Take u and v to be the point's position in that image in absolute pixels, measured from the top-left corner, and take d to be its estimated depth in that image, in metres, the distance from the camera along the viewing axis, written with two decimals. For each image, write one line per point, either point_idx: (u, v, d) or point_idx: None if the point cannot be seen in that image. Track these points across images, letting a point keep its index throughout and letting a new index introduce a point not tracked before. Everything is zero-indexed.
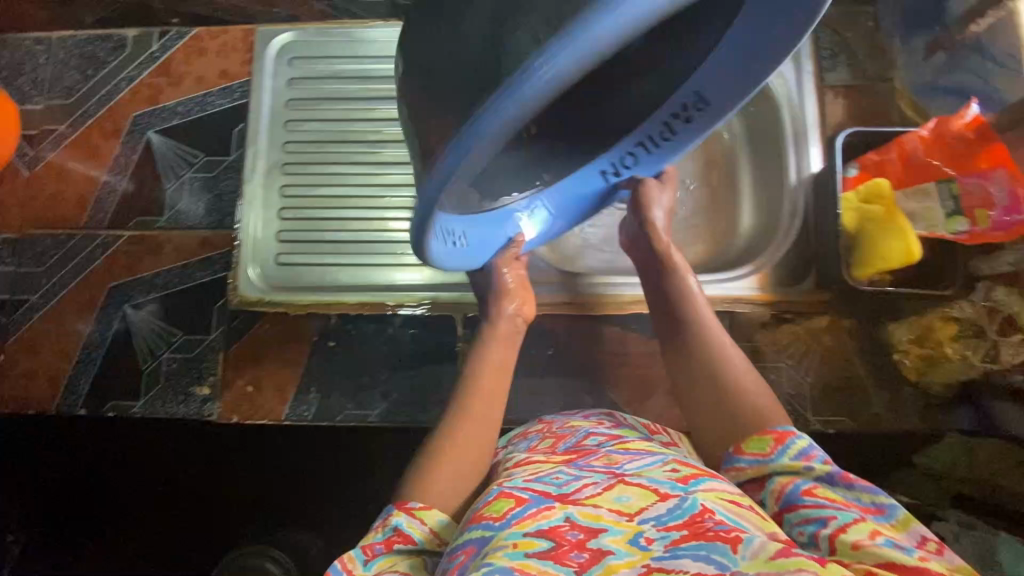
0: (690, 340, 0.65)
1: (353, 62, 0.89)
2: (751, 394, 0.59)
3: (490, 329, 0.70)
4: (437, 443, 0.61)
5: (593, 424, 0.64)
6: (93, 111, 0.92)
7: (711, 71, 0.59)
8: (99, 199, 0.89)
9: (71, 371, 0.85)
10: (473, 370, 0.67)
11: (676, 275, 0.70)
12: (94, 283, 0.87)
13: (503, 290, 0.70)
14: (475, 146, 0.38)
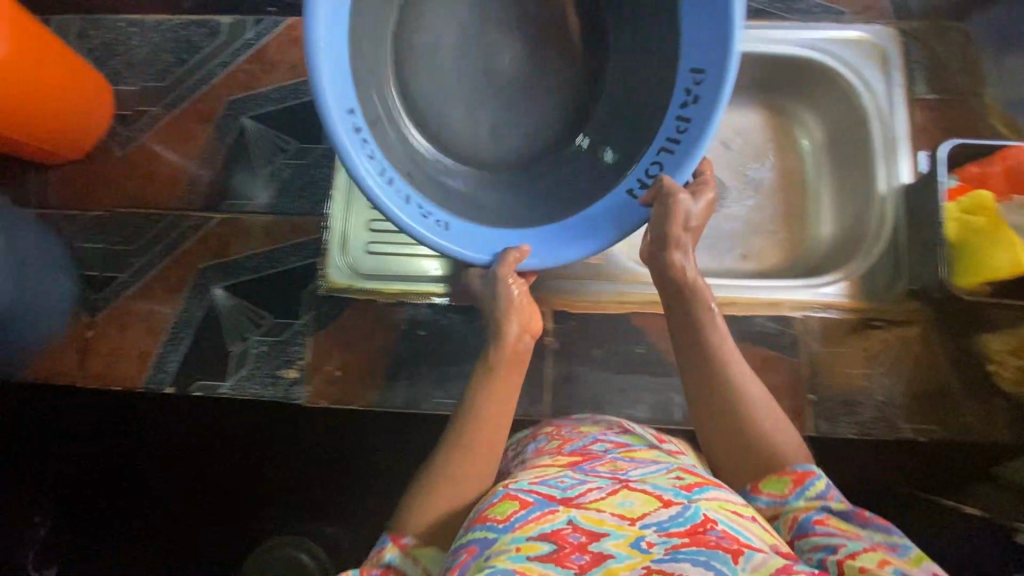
0: (712, 357, 0.62)
1: None
2: (771, 427, 0.60)
3: (500, 348, 0.64)
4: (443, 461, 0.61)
5: (602, 430, 0.66)
6: (187, 94, 0.93)
7: (692, 48, 0.62)
8: (192, 182, 0.90)
9: (161, 349, 0.85)
10: (484, 387, 0.64)
11: (697, 299, 0.63)
12: (184, 263, 0.88)
13: (511, 305, 0.64)
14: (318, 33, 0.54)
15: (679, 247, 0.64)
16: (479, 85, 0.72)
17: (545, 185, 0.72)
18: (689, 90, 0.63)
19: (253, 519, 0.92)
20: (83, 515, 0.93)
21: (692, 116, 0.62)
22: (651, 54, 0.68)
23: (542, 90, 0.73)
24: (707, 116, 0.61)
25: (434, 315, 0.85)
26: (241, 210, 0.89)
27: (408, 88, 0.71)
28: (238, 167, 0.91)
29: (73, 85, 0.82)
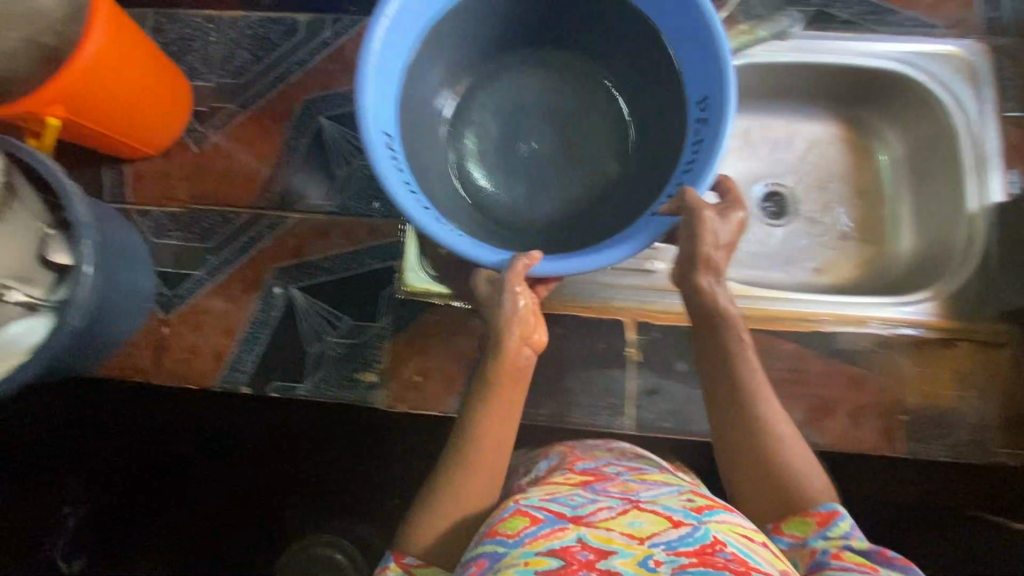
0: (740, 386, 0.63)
1: (512, 55, 0.85)
2: (798, 459, 0.62)
3: (500, 360, 0.63)
4: (455, 471, 0.62)
5: (614, 455, 0.67)
6: (265, 92, 0.93)
7: (693, 84, 0.75)
8: (270, 182, 0.90)
9: (237, 349, 0.85)
10: (486, 401, 0.63)
11: (726, 325, 0.65)
12: (260, 263, 0.87)
13: (515, 316, 0.63)
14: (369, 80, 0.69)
15: (707, 273, 0.67)
16: (518, 152, 0.84)
17: (584, 228, 0.81)
18: (699, 120, 0.74)
19: (273, 515, 0.96)
20: (109, 512, 0.96)
21: (706, 135, 0.71)
22: (660, 102, 0.80)
23: (574, 144, 0.85)
24: (717, 127, 0.70)
25: None
26: (321, 210, 0.89)
27: (455, 151, 0.84)
28: (319, 166, 0.91)
29: (160, 85, 0.82)
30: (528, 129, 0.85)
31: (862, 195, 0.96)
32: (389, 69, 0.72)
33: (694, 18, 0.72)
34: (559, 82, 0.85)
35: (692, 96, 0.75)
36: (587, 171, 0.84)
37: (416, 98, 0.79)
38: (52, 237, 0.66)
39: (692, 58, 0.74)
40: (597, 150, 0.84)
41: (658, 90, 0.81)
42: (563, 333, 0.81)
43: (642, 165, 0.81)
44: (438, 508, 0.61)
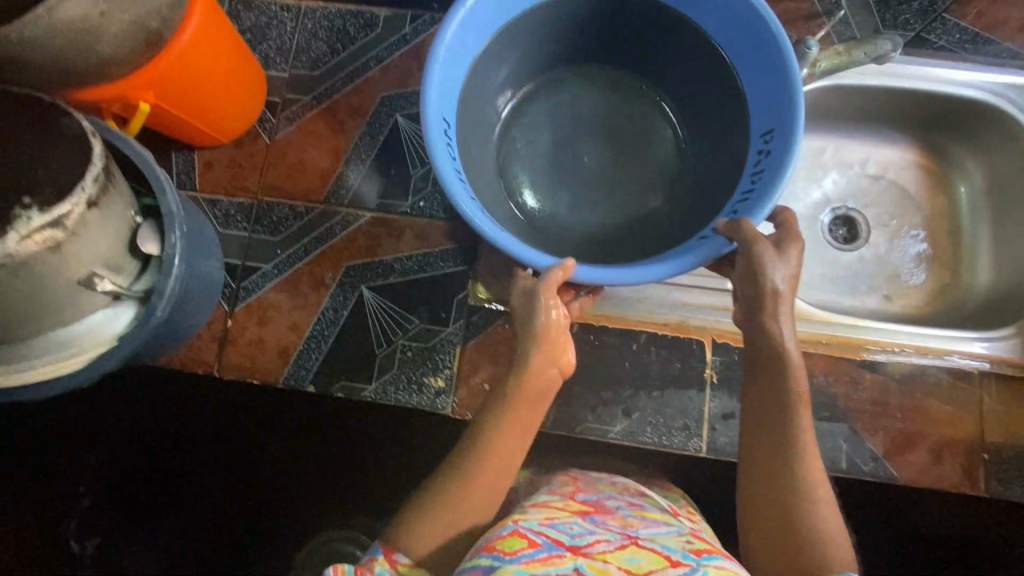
0: (787, 442, 0.60)
1: (580, 69, 0.84)
2: (829, 523, 0.58)
3: (520, 380, 0.61)
4: (469, 483, 0.60)
5: (616, 489, 0.65)
6: (338, 86, 0.91)
7: (760, 106, 0.72)
8: (342, 178, 0.89)
9: (303, 346, 0.83)
10: (504, 418, 0.61)
11: (788, 379, 0.61)
12: (328, 261, 0.86)
13: (544, 337, 0.61)
14: (433, 78, 0.67)
15: (768, 319, 0.61)
16: (574, 164, 0.83)
17: (639, 247, 0.79)
18: (762, 145, 0.71)
19: (282, 515, 0.95)
20: (123, 495, 0.95)
21: (766, 168, 0.68)
22: (722, 124, 0.78)
23: (630, 161, 0.83)
24: (785, 149, 0.66)
25: (587, 335, 0.81)
26: (393, 209, 0.87)
27: (505, 160, 0.83)
28: (387, 167, 0.89)
29: (241, 74, 0.79)
30: (594, 143, 0.83)
31: (936, 229, 0.94)
32: (458, 61, 0.71)
33: (763, 37, 0.69)
34: (624, 98, 0.84)
35: (757, 126, 0.72)
36: (648, 189, 0.82)
37: (480, 103, 0.77)
38: (142, 226, 0.64)
39: (761, 86, 0.71)
40: (660, 167, 0.82)
41: (727, 116, 0.77)
42: (640, 347, 0.81)
43: (706, 189, 0.78)
44: (439, 518, 0.59)
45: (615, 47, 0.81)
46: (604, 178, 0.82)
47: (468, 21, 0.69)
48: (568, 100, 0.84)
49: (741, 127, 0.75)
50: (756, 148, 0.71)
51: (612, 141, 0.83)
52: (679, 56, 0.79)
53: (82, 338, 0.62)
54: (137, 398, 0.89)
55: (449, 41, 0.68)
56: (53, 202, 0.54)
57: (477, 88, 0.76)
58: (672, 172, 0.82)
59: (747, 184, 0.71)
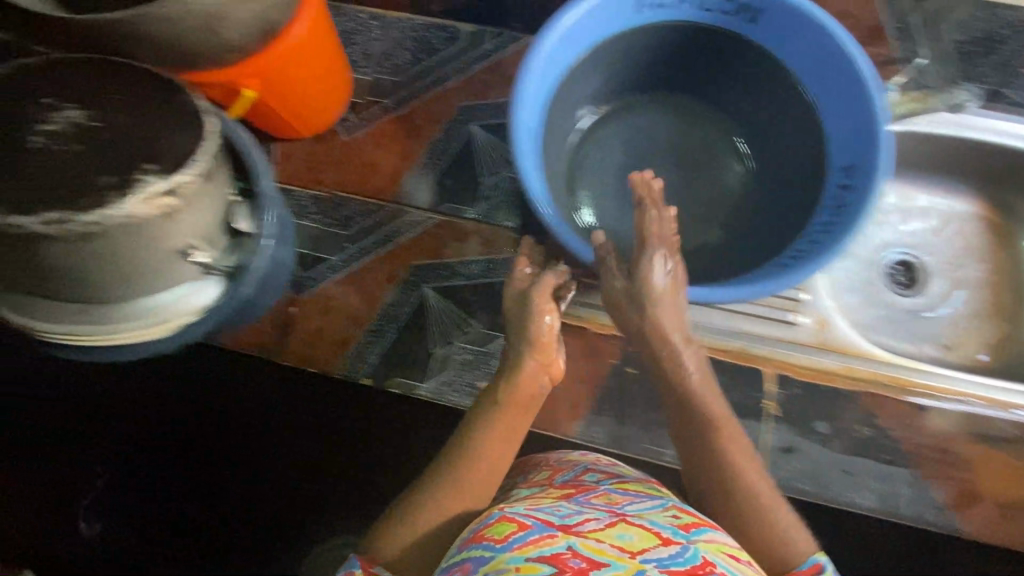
0: (721, 462, 0.62)
1: (659, 94, 0.85)
2: (789, 526, 0.58)
3: (514, 385, 0.66)
4: (465, 475, 0.60)
5: (592, 461, 0.67)
6: (418, 93, 0.94)
7: (838, 143, 0.73)
8: (414, 180, 0.91)
9: (362, 339, 0.84)
10: (497, 418, 0.64)
11: (700, 403, 0.66)
12: (396, 258, 0.87)
13: (543, 349, 0.68)
14: (527, 84, 0.69)
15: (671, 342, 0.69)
16: None
17: (704, 272, 0.81)
18: (840, 181, 0.72)
19: (350, 512, 0.90)
20: (153, 475, 0.91)
21: (845, 204, 0.70)
22: (796, 159, 0.79)
23: (700, 187, 0.85)
24: (867, 187, 0.68)
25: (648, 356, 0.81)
26: (461, 214, 0.89)
27: (576, 175, 0.84)
28: (459, 173, 0.91)
29: (332, 76, 0.83)
30: (665, 168, 0.85)
31: (1002, 282, 0.93)
32: (553, 75, 0.73)
33: (846, 73, 0.71)
34: (699, 126, 0.85)
35: (836, 160, 0.73)
36: (716, 217, 0.84)
37: (560, 118, 0.80)
38: (236, 203, 0.65)
39: (845, 122, 0.73)
40: (728, 196, 0.84)
41: (804, 151, 0.78)
42: None
43: (772, 223, 0.80)
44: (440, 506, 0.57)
45: (695, 74, 0.83)
46: (671, 201, 0.84)
47: (566, 35, 0.71)
48: (642, 124, 0.86)
49: (817, 163, 0.76)
50: (835, 181, 0.73)
51: (683, 166, 0.85)
52: (759, 89, 0.80)
53: (159, 306, 0.63)
54: (211, 381, 0.89)
55: (547, 52, 0.70)
56: (168, 168, 0.55)
57: (559, 99, 0.78)
58: (742, 205, 0.84)
59: (825, 218, 0.72)
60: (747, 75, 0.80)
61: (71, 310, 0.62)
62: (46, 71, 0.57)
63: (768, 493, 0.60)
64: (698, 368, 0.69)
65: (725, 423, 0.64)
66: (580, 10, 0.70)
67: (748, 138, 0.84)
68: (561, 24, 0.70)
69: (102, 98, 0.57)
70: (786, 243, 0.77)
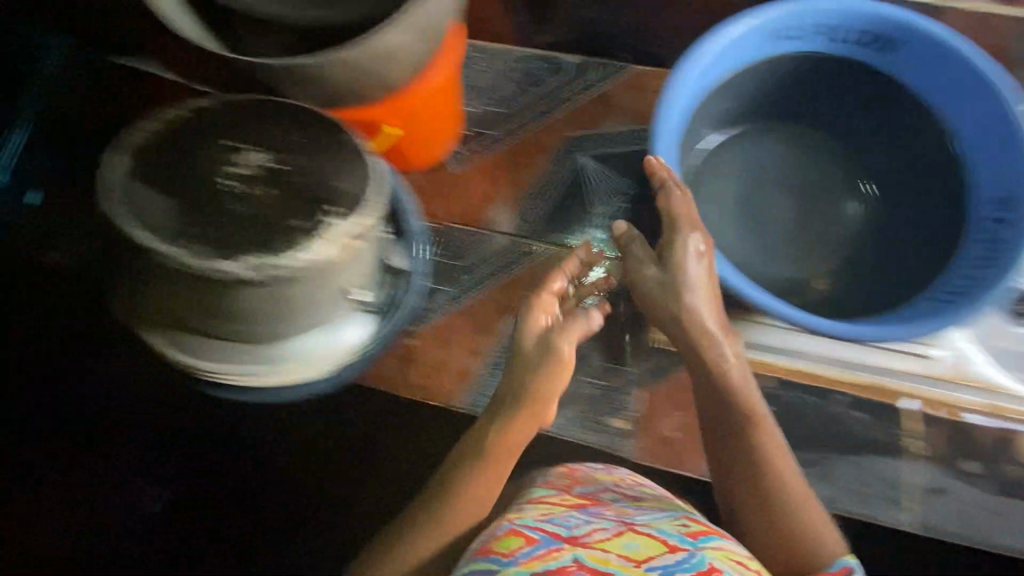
0: (756, 462, 0.68)
1: (779, 125, 0.85)
2: (819, 527, 0.67)
3: (514, 424, 0.68)
4: (457, 503, 0.66)
5: (612, 479, 0.73)
6: (526, 124, 0.94)
7: (984, 173, 0.73)
8: (527, 212, 0.91)
9: (483, 373, 0.83)
10: (496, 454, 0.67)
11: (734, 397, 0.68)
12: (513, 289, 0.86)
13: (551, 385, 0.69)
14: (662, 121, 0.71)
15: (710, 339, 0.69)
16: (767, 218, 0.83)
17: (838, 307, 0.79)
18: (990, 213, 0.71)
19: None
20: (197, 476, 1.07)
21: (1001, 237, 0.69)
22: (932, 188, 0.78)
23: (828, 218, 0.83)
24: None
25: (782, 393, 0.80)
26: (575, 247, 0.89)
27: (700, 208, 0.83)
28: (572, 206, 0.91)
29: (450, 112, 0.82)
30: (789, 200, 0.84)
31: None
32: (688, 109, 0.74)
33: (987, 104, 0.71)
34: (823, 156, 0.84)
35: (983, 191, 0.73)
36: (849, 250, 0.81)
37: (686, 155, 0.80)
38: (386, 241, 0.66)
39: (987, 152, 0.72)
40: (858, 226, 0.82)
41: (940, 180, 0.77)
42: (837, 409, 0.78)
43: (907, 255, 0.79)
44: (430, 532, 0.65)
45: (818, 106, 0.83)
46: (796, 232, 0.82)
47: (696, 74, 0.72)
48: (763, 156, 0.85)
49: (959, 193, 0.75)
50: (985, 214, 0.72)
51: (806, 197, 0.84)
52: (884, 119, 0.80)
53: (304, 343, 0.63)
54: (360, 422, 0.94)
55: (684, 86, 0.71)
56: (352, 210, 0.55)
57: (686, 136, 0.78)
58: (864, 242, 0.81)
59: (981, 253, 0.70)
60: (871, 107, 0.80)
61: (237, 348, 0.63)
62: (229, 112, 0.58)
63: (798, 488, 0.68)
64: (739, 367, 0.69)
65: (761, 420, 0.69)
66: (709, 49, 0.72)
67: (866, 170, 0.83)
68: (690, 63, 0.72)
69: (273, 138, 0.57)
70: (930, 277, 0.75)
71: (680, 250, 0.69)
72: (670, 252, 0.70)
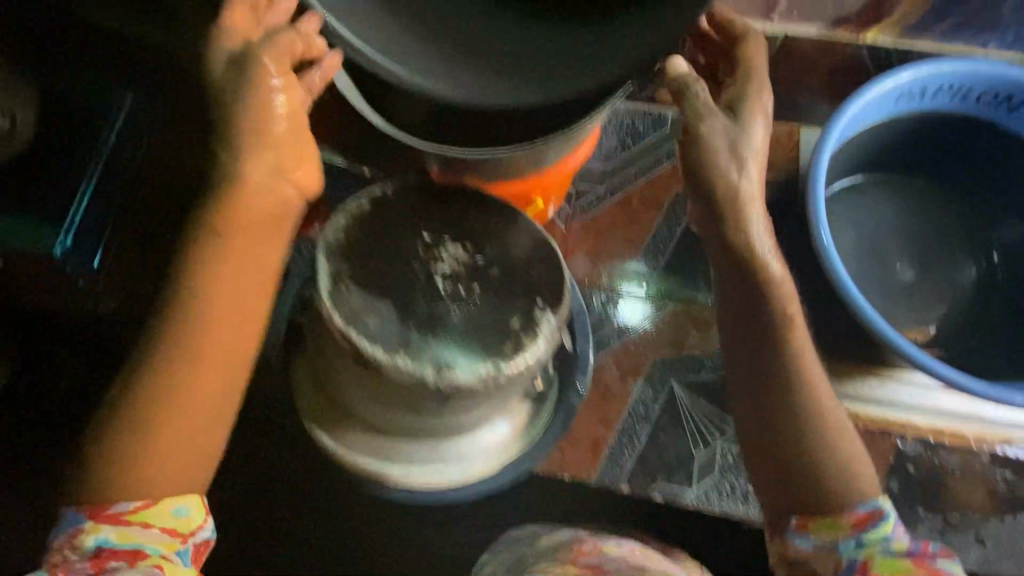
0: (792, 368, 0.64)
1: (899, 180, 0.86)
2: (856, 463, 0.64)
3: (242, 189, 0.54)
4: (208, 313, 0.55)
5: (623, 552, 0.65)
6: (632, 179, 0.92)
7: None
8: (640, 269, 0.88)
9: (615, 441, 0.79)
10: (227, 233, 0.55)
11: (775, 289, 0.64)
12: (638, 350, 0.84)
13: (266, 132, 0.54)
14: (817, 177, 0.73)
15: (745, 205, 0.64)
16: (890, 271, 0.83)
17: (977, 362, 0.78)
18: None
19: None
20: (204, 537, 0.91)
21: None
22: None
23: (951, 271, 0.83)
24: None
25: (926, 454, 0.78)
26: (694, 302, 0.86)
27: None
28: (686, 260, 0.88)
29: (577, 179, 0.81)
30: (909, 254, 0.84)
31: None
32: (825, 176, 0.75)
33: None
34: (942, 211, 0.85)
35: None
36: (975, 303, 0.82)
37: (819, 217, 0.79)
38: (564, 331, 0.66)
39: None
40: (979, 280, 0.83)
41: None
42: (984, 468, 0.78)
43: None
44: (188, 342, 0.55)
45: (933, 161, 0.85)
46: (922, 288, 0.83)
47: (840, 132, 0.74)
48: (882, 210, 0.86)
49: None
50: None
51: (927, 250, 0.84)
52: (1002, 172, 0.82)
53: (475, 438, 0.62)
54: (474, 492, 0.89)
55: (825, 164, 0.73)
56: (560, 305, 0.58)
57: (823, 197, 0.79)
58: (999, 303, 0.81)
59: None
60: (987, 160, 0.82)
61: (426, 447, 0.61)
62: (407, 206, 0.60)
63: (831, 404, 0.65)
64: (774, 254, 0.65)
65: (822, 397, 0.65)
66: (853, 107, 0.73)
67: (982, 227, 0.84)
68: (838, 121, 0.73)
69: (473, 227, 0.61)
70: None
71: (755, 111, 0.62)
72: (745, 109, 0.63)
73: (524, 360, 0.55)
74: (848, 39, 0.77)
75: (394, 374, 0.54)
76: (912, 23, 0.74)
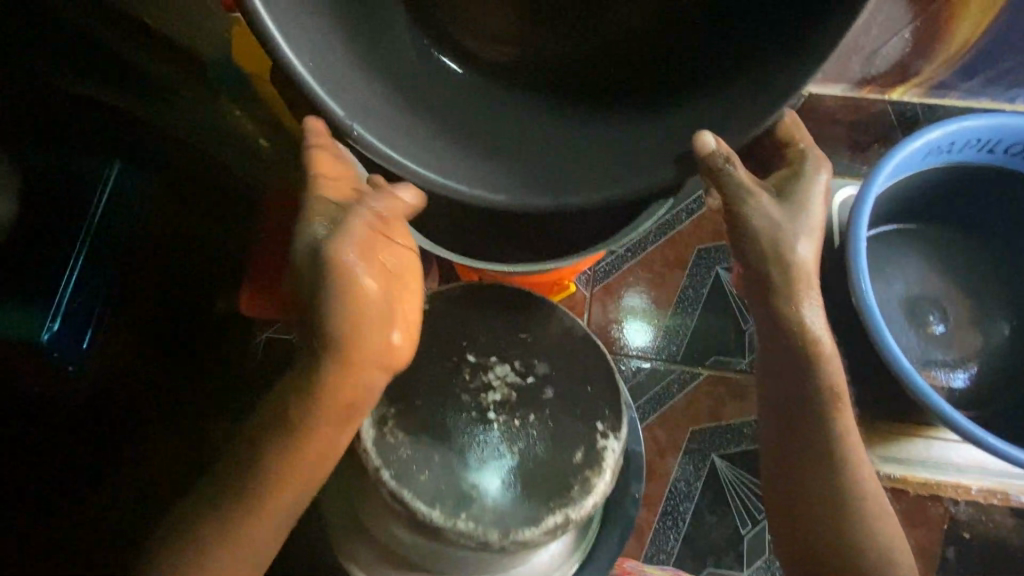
0: (836, 449, 0.57)
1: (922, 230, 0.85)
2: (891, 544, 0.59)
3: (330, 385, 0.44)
4: (271, 481, 0.47)
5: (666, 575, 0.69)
6: (652, 238, 0.88)
7: None
8: (669, 334, 0.84)
9: (659, 526, 0.76)
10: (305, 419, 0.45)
11: (828, 369, 0.56)
12: (674, 422, 0.80)
13: (355, 321, 0.42)
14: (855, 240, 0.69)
15: (803, 284, 0.55)
16: (925, 324, 0.81)
17: None
18: None
19: None
20: None
21: None
22: None
23: (987, 321, 0.82)
24: None
25: (978, 516, 0.77)
26: (728, 366, 0.83)
27: None
28: (716, 321, 0.84)
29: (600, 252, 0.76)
30: (942, 304, 0.83)
31: None
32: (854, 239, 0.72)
33: None
34: (970, 259, 0.84)
35: None
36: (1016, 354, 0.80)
37: None
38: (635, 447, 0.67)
39: None
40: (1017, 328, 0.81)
41: None
42: None
43: None
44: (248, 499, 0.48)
45: (960, 209, 0.83)
46: (959, 340, 0.81)
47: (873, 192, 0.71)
48: (911, 262, 0.84)
49: None
50: None
51: (958, 300, 0.83)
52: None
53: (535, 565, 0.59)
54: None
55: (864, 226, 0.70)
56: (621, 429, 0.57)
57: None
58: None
59: None
60: None
61: None
62: (451, 326, 0.59)
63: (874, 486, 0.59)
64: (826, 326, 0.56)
65: (863, 478, 0.58)
66: (885, 166, 0.70)
67: (1015, 283, 0.82)
68: (869, 180, 0.70)
69: (516, 341, 0.60)
70: None
71: (809, 192, 0.54)
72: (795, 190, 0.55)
73: (593, 502, 0.54)
74: (873, 97, 0.75)
75: (459, 536, 0.52)
76: (940, 81, 0.72)
